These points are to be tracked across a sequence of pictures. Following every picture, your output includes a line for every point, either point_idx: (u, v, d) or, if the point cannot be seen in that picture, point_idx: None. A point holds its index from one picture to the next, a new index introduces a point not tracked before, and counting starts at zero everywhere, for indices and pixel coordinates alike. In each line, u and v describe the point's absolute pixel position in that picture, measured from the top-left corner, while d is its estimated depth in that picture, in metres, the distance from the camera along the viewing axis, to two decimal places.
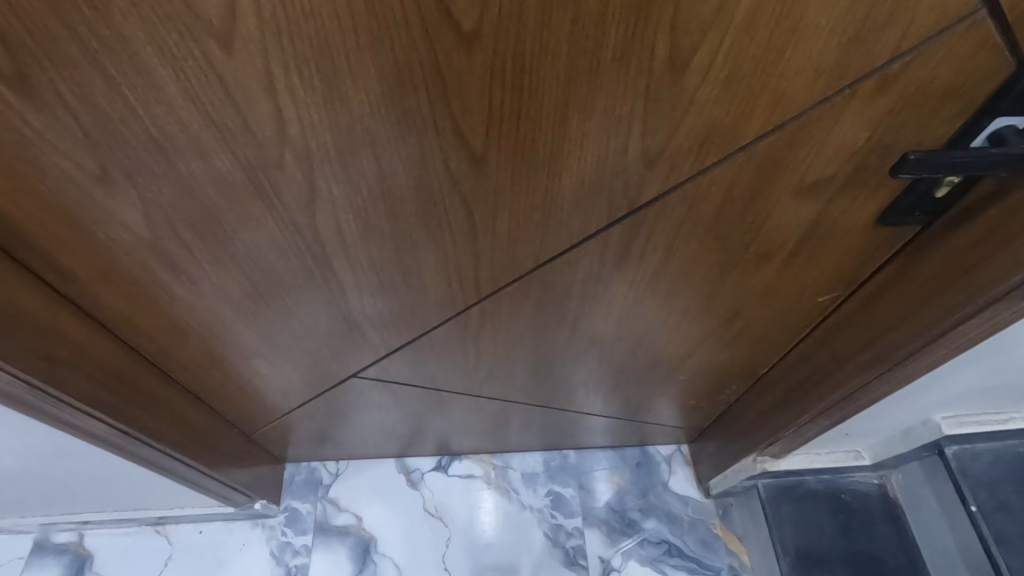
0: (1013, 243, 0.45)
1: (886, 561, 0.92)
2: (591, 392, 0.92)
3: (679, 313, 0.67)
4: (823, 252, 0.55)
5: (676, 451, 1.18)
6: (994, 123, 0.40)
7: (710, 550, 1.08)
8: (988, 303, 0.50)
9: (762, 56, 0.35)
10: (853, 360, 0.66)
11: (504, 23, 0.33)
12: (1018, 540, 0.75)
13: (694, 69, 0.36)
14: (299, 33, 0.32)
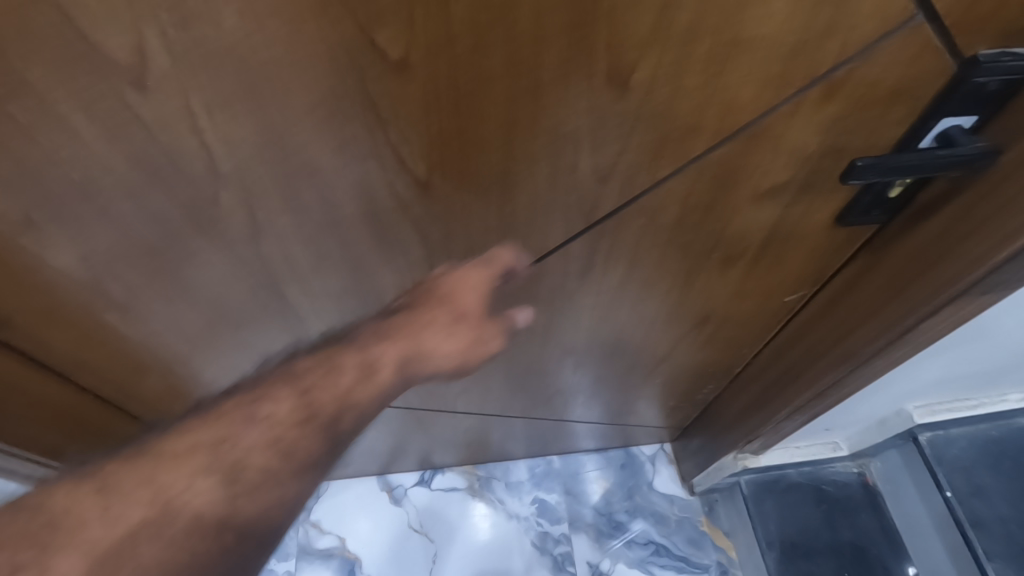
0: (970, 240, 0.44)
1: (869, 548, 0.92)
2: (569, 399, 0.91)
3: (650, 319, 0.67)
4: (785, 255, 0.55)
5: (660, 450, 1.18)
6: (940, 123, 0.40)
7: (698, 547, 1.07)
8: (942, 305, 0.48)
9: (705, 70, 0.35)
10: (821, 360, 0.65)
11: (432, 51, 0.31)
12: (991, 522, 0.77)
13: (635, 86, 0.35)
14: (217, 70, 0.31)
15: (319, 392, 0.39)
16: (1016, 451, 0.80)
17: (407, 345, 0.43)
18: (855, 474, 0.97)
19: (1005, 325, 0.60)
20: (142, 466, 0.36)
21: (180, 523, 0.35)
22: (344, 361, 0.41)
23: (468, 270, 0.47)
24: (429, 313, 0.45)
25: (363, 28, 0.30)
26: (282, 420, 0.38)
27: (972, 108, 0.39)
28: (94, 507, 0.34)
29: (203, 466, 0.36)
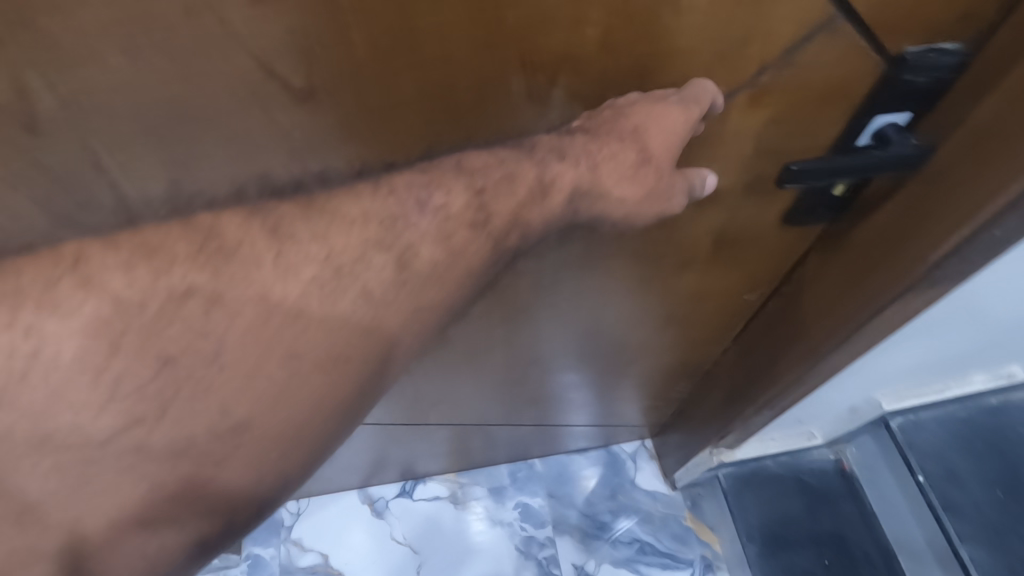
0: (914, 235, 0.44)
1: (848, 536, 0.93)
2: (542, 403, 0.90)
3: (611, 324, 0.66)
4: (738, 254, 0.55)
5: (641, 447, 1.17)
6: (874, 121, 0.40)
7: (682, 543, 1.08)
8: (893, 300, 0.48)
9: (624, 83, 0.34)
10: (784, 357, 0.65)
11: (336, 78, 0.30)
12: (963, 507, 0.79)
13: (557, 102, 0.34)
14: (111, 109, 0.29)
15: (496, 199, 0.35)
16: (981, 431, 0.82)
17: (582, 172, 0.36)
18: (832, 462, 0.97)
19: (959, 314, 0.60)
20: (317, 217, 0.33)
21: (352, 293, 0.34)
22: (520, 174, 0.35)
23: (668, 103, 0.34)
24: (612, 143, 0.35)
25: (259, 60, 0.29)
26: (457, 213, 0.35)
27: (903, 105, 0.39)
28: (267, 242, 0.33)
29: (375, 245, 0.34)
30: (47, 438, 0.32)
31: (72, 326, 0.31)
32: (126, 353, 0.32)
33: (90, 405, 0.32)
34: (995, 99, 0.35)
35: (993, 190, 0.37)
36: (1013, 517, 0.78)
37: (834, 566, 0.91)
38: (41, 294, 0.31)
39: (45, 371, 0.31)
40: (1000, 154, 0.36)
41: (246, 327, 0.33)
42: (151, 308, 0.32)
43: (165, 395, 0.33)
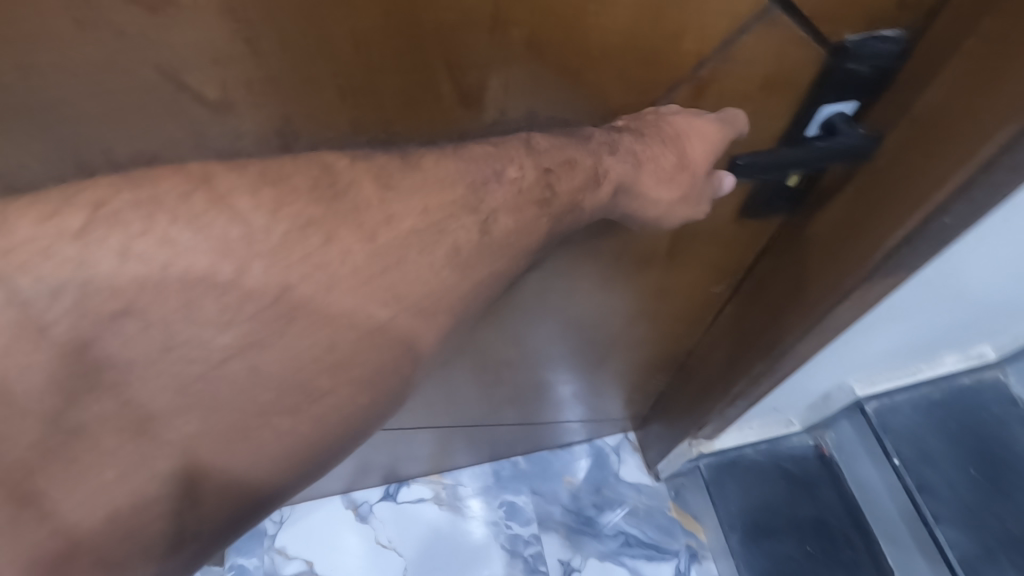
0: (867, 226, 0.44)
1: (829, 520, 0.93)
2: (518, 403, 0.90)
3: (576, 324, 0.66)
4: (699, 249, 0.55)
5: (624, 439, 1.17)
6: (821, 111, 0.39)
7: (667, 534, 1.08)
8: (852, 290, 0.48)
9: (558, 81, 0.34)
10: (752, 349, 0.65)
11: (253, 88, 0.30)
12: (938, 487, 0.80)
13: (490, 104, 0.34)
14: (19, 121, 0.29)
15: (561, 180, 0.35)
16: (955, 411, 0.84)
17: (628, 168, 0.36)
18: (811, 447, 0.97)
19: (922, 300, 0.60)
20: (409, 181, 0.32)
21: (441, 250, 0.33)
22: (579, 161, 0.35)
23: (706, 119, 0.37)
24: (662, 142, 0.36)
25: (168, 72, 0.28)
26: (529, 186, 0.34)
27: (850, 93, 0.38)
28: (376, 190, 0.32)
29: (465, 210, 0.33)
30: (171, 348, 0.30)
31: (203, 238, 0.29)
32: (257, 274, 0.30)
33: (217, 319, 0.30)
34: (936, 89, 0.35)
35: (938, 179, 0.37)
36: (987, 496, 0.79)
37: (815, 551, 0.92)
38: (171, 207, 0.29)
39: (174, 279, 0.29)
40: (944, 144, 0.36)
41: (355, 268, 0.32)
42: (271, 237, 0.30)
43: (279, 329, 0.31)
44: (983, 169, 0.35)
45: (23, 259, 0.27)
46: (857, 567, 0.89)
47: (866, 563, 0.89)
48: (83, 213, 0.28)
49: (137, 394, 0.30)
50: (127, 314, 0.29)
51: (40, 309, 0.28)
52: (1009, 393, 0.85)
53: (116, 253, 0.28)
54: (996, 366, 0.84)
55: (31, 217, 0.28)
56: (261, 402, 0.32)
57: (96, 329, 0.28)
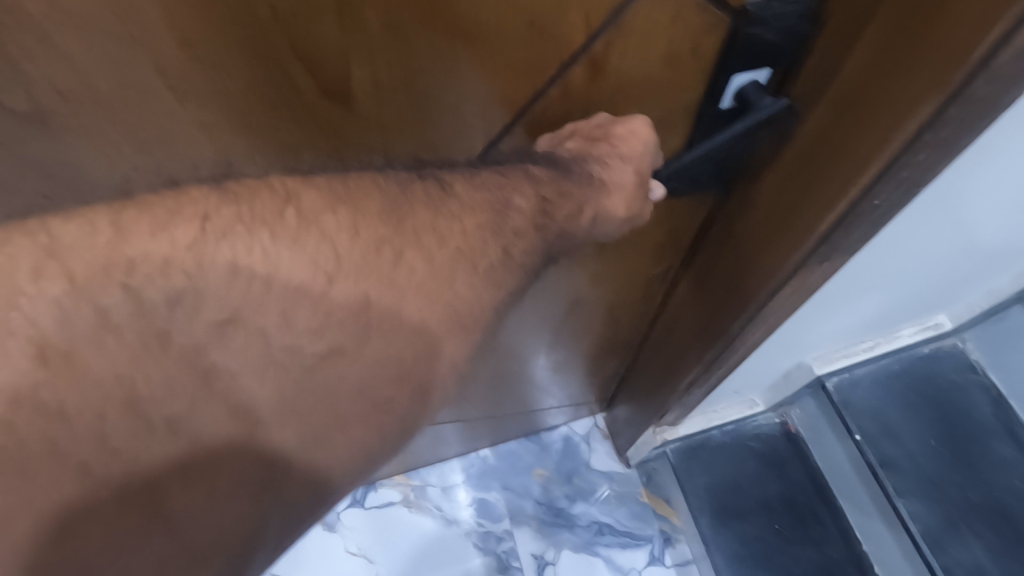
0: (796, 210, 0.41)
1: (796, 498, 0.92)
2: (477, 403, 0.86)
3: (524, 313, 0.64)
4: (634, 240, 0.55)
5: (594, 427, 1.12)
6: (733, 81, 0.37)
7: (641, 520, 1.03)
8: (790, 275, 0.45)
9: (433, 66, 0.36)
10: (701, 336, 0.63)
11: (125, 76, 0.34)
12: (900, 461, 0.80)
13: (361, 85, 0.37)
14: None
15: (558, 208, 0.38)
16: (915, 382, 0.84)
17: (598, 199, 0.39)
18: (777, 424, 0.96)
19: (867, 280, 0.59)
20: (443, 224, 0.35)
21: (480, 270, 0.36)
22: (568, 192, 0.38)
23: (638, 119, 0.39)
24: (626, 163, 0.38)
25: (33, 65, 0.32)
26: (530, 215, 0.37)
27: (759, 62, 0.35)
28: (429, 216, 0.34)
29: (490, 237, 0.36)
30: (275, 357, 0.29)
31: (299, 261, 0.30)
32: (344, 284, 0.31)
33: (309, 328, 0.30)
34: (857, 57, 0.32)
35: (863, 160, 0.34)
36: (951, 466, 0.79)
37: (784, 530, 0.90)
38: (260, 226, 0.29)
39: (273, 293, 0.29)
40: (866, 120, 0.33)
41: (419, 285, 0.34)
42: (353, 258, 0.32)
43: (361, 334, 0.32)
44: (908, 147, 0.32)
45: (144, 272, 0.27)
46: (826, 543, 0.88)
47: (835, 539, 0.88)
48: (191, 228, 0.28)
49: (245, 400, 0.29)
50: (233, 323, 0.28)
51: (160, 322, 0.27)
52: (967, 359, 0.84)
53: (224, 269, 0.28)
54: (954, 335, 0.84)
55: (145, 226, 0.27)
56: (343, 410, 0.32)
57: (206, 338, 0.28)
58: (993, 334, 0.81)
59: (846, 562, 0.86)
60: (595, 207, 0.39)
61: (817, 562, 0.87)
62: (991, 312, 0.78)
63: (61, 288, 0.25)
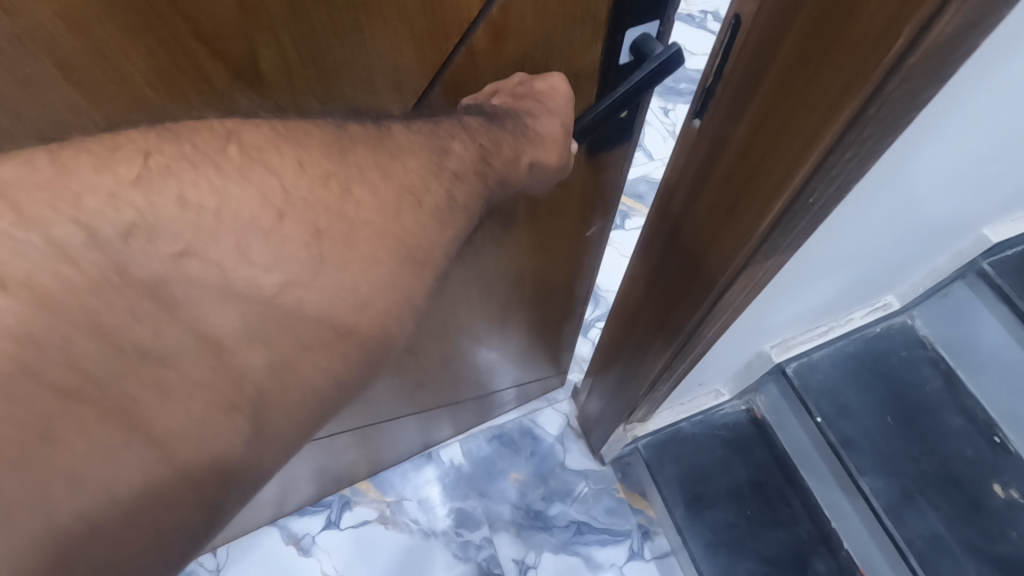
0: (741, 205, 0.43)
1: (767, 482, 0.94)
2: (435, 398, 0.83)
3: (472, 298, 0.62)
4: (565, 204, 0.57)
5: (566, 427, 1.12)
6: (626, 37, 0.40)
7: (618, 515, 1.04)
8: (737, 272, 0.47)
9: (349, 28, 0.31)
10: (661, 332, 0.64)
11: None
12: (857, 439, 0.83)
13: (283, 29, 0.29)
14: None
15: (496, 154, 0.38)
16: (871, 362, 0.88)
17: (534, 150, 0.40)
18: (743, 413, 0.99)
19: (816, 267, 0.61)
20: (390, 159, 0.32)
21: (426, 206, 0.34)
22: (502, 140, 0.38)
23: (552, 73, 0.40)
24: (552, 117, 0.40)
25: None
26: (471, 161, 0.36)
27: (647, 14, 0.39)
28: (370, 154, 0.31)
29: (433, 173, 0.34)
30: (230, 287, 0.28)
31: (247, 192, 0.28)
32: (294, 217, 0.29)
33: (265, 260, 0.29)
34: (786, 56, 0.33)
35: (797, 157, 0.36)
36: (909, 439, 0.83)
37: (754, 514, 0.92)
38: (204, 160, 0.27)
39: (224, 225, 0.27)
40: (797, 117, 0.34)
41: (369, 218, 0.32)
42: (298, 190, 0.29)
43: (314, 264, 0.30)
44: (834, 148, 0.33)
45: (93, 206, 0.24)
46: (795, 523, 0.91)
47: (803, 518, 0.91)
48: (134, 163, 0.25)
49: (211, 329, 0.28)
50: (189, 255, 0.27)
51: (115, 253, 0.25)
52: (917, 335, 0.89)
53: (173, 202, 0.26)
54: (903, 312, 0.88)
55: (85, 163, 0.24)
56: (305, 335, 0.30)
57: (163, 271, 0.26)
58: (939, 309, 0.86)
59: (816, 541, 0.89)
60: (528, 160, 0.40)
61: (788, 543, 0.90)
62: (936, 289, 0.82)
63: (10, 222, 0.23)
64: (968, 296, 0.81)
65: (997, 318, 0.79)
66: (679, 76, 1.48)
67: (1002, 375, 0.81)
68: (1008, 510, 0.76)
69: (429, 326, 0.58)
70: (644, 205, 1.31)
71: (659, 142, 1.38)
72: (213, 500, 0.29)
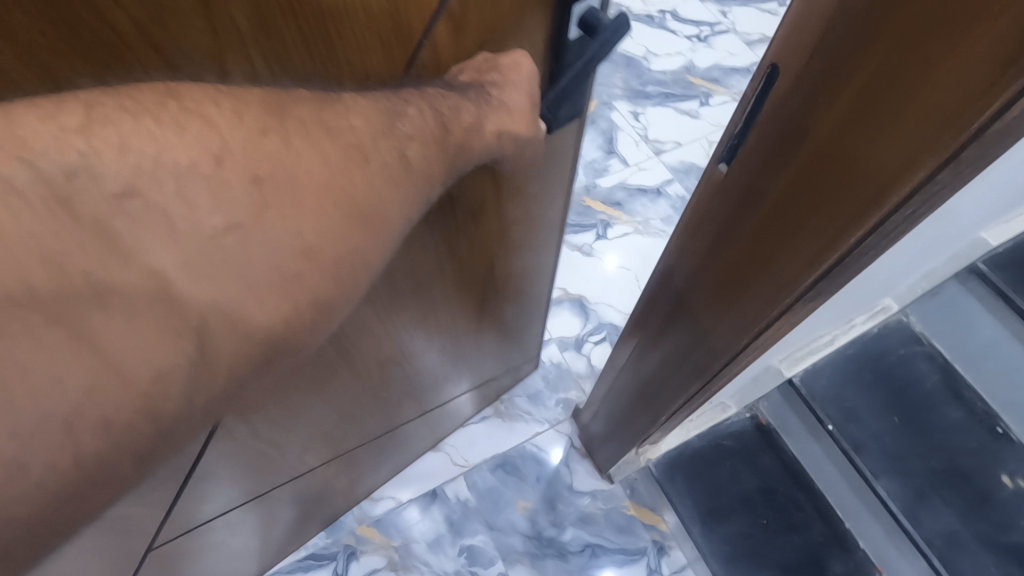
0: (774, 261, 0.40)
1: (778, 488, 0.93)
2: (416, 398, 0.83)
3: (446, 298, 0.62)
4: (529, 184, 0.58)
5: (571, 448, 1.10)
6: (574, 11, 0.43)
7: (630, 534, 1.03)
8: (771, 324, 0.45)
9: (315, 26, 0.30)
10: (685, 378, 0.62)
11: None
12: (868, 442, 0.81)
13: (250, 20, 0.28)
14: None
15: (455, 116, 0.39)
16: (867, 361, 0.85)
17: (502, 118, 0.42)
18: (748, 419, 0.98)
19: None
20: (335, 117, 0.31)
21: (373, 162, 0.33)
22: (463, 106, 0.39)
23: (518, 55, 0.41)
24: (517, 89, 0.42)
25: None
26: (429, 124, 0.36)
27: None
28: (313, 111, 0.30)
29: (382, 133, 0.33)
30: (174, 227, 0.26)
31: (187, 143, 0.26)
32: (236, 160, 0.27)
33: (207, 202, 0.26)
34: (840, 108, 0.30)
35: (855, 213, 0.33)
36: (921, 435, 0.80)
37: (769, 522, 0.91)
38: (144, 110, 0.25)
39: (165, 173, 0.25)
40: (852, 176, 0.32)
41: (312, 171, 0.30)
42: (238, 139, 0.27)
43: (257, 210, 0.28)
44: (895, 210, 0.31)
45: (36, 145, 0.22)
46: (809, 527, 0.88)
47: (816, 520, 0.89)
48: (76, 113, 0.23)
49: (156, 262, 0.25)
50: (133, 195, 0.25)
51: (59, 186, 0.23)
52: (912, 331, 0.85)
53: (114, 149, 0.24)
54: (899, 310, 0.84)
55: (28, 113, 0.22)
56: (249, 275, 0.28)
57: (108, 210, 0.24)
58: (932, 306, 0.84)
59: (830, 542, 0.86)
60: (495, 129, 0.43)
61: (803, 548, 0.87)
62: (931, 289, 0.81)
63: None
64: (959, 294, 0.81)
65: (994, 314, 0.79)
66: (644, 78, 1.54)
67: (1003, 368, 0.79)
68: (1017, 500, 0.74)
69: (406, 326, 0.60)
70: (622, 212, 1.34)
71: (632, 146, 1.42)
72: (146, 448, 0.27)
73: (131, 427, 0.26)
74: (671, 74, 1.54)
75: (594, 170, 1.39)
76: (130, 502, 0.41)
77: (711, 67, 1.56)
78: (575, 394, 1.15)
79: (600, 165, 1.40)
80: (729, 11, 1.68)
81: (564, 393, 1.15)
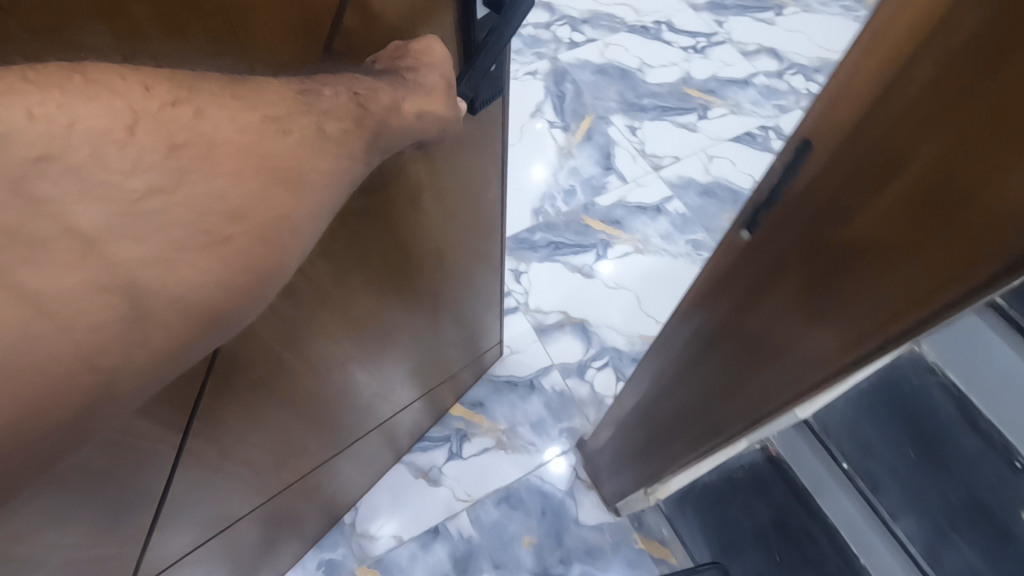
0: (809, 337, 0.37)
1: (790, 522, 0.81)
2: (388, 390, 0.81)
3: (398, 292, 0.63)
4: (466, 163, 0.59)
5: (575, 480, 1.07)
6: None
7: (641, 568, 1.00)
8: (804, 393, 0.42)
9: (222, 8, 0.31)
10: (710, 435, 0.59)
11: None
12: (885, 479, 0.67)
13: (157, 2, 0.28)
14: None
15: (374, 99, 0.37)
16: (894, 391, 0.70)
17: (421, 99, 0.41)
18: (759, 450, 0.87)
19: None
20: (249, 93, 0.31)
21: (294, 135, 0.31)
22: (380, 89, 0.38)
23: (431, 39, 0.43)
24: (433, 71, 0.42)
25: None
26: (348, 103, 0.35)
27: None
28: (224, 87, 0.30)
29: (299, 109, 0.32)
30: (92, 189, 0.25)
31: (95, 108, 0.26)
32: (148, 127, 0.27)
33: (123, 165, 0.26)
34: (892, 192, 0.26)
35: (915, 296, 0.29)
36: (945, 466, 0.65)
37: (784, 560, 0.80)
38: (50, 83, 0.25)
39: (78, 137, 0.25)
40: (904, 263, 0.28)
41: (231, 138, 0.29)
42: (151, 109, 0.27)
43: (177, 174, 0.28)
44: (956, 302, 0.28)
45: None
46: (825, 563, 0.75)
47: (832, 554, 0.75)
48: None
49: (77, 222, 0.25)
50: (48, 159, 0.25)
51: None
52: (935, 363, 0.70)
53: (21, 114, 0.24)
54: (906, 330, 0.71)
55: None
56: (176, 234, 0.27)
57: (21, 172, 0.24)
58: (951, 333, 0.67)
59: None
60: (415, 111, 0.41)
61: None
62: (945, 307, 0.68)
63: None
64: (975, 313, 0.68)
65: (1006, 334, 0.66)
66: (639, 91, 1.55)
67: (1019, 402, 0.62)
68: None
69: (365, 317, 0.60)
70: (621, 231, 1.33)
71: (630, 161, 1.44)
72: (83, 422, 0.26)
73: (65, 398, 0.25)
74: (666, 87, 1.56)
75: (592, 188, 1.39)
76: (98, 519, 0.41)
77: (708, 78, 1.58)
78: (579, 420, 1.12)
79: (598, 183, 1.40)
80: (726, 21, 1.71)
81: (567, 421, 1.12)
